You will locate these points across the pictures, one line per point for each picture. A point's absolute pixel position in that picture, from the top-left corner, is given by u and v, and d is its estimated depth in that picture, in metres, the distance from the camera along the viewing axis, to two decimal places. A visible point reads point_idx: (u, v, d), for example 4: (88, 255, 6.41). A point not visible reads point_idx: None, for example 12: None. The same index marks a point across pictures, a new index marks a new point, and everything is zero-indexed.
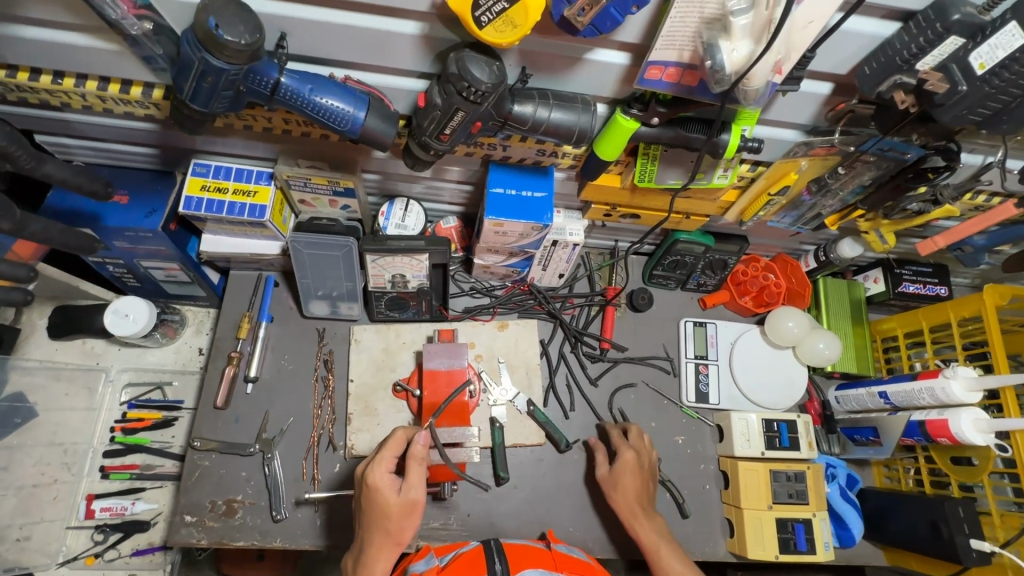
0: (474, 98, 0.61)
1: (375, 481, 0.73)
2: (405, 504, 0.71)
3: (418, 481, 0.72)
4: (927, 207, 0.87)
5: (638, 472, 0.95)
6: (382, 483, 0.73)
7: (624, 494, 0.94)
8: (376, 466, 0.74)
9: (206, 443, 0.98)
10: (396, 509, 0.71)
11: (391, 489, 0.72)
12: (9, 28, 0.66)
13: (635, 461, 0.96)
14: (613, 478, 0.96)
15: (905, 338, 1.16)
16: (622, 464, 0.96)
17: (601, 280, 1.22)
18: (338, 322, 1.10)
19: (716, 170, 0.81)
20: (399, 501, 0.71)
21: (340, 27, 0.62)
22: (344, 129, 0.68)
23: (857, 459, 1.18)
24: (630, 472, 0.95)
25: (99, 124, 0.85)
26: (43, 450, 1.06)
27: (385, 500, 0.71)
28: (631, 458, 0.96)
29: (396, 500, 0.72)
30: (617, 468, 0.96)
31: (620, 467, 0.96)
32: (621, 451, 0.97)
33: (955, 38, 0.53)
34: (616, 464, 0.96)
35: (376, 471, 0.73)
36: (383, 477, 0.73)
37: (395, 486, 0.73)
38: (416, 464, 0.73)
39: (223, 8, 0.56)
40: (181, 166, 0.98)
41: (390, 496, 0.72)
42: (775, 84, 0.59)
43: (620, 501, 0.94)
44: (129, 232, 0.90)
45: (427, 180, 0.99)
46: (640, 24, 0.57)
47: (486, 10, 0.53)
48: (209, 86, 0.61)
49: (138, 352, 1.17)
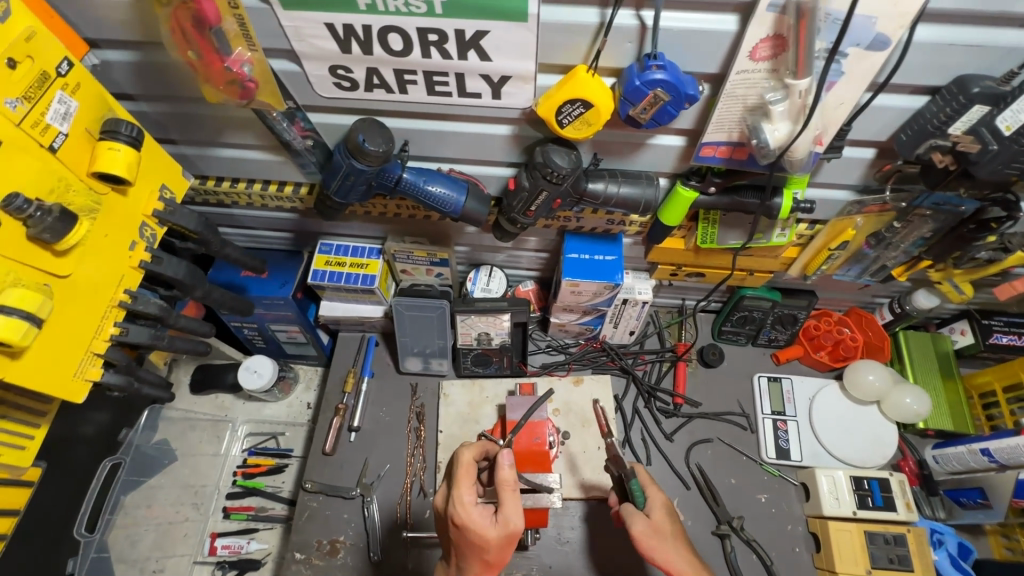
0: (556, 181, 0.74)
1: (465, 518, 0.74)
2: (505, 536, 0.73)
3: (514, 509, 0.74)
4: (998, 254, 0.88)
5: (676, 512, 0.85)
6: (474, 521, 0.73)
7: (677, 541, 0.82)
8: (462, 503, 0.74)
9: (315, 484, 1.08)
10: (499, 541, 0.73)
11: (486, 523, 0.73)
12: (211, 150, 0.89)
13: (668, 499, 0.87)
14: (656, 526, 0.83)
15: (1005, 393, 1.10)
16: (655, 500, 0.86)
17: (671, 337, 1.27)
18: (428, 378, 1.22)
19: (774, 230, 0.89)
20: (499, 534, 0.73)
21: (450, 134, 0.79)
22: (448, 211, 0.84)
23: (969, 527, 1.09)
24: (665, 506, 0.85)
25: (255, 216, 1.08)
26: (178, 490, 1.22)
27: (485, 536, 0.73)
28: (663, 496, 0.86)
29: (495, 533, 0.73)
30: (654, 509, 0.85)
31: (654, 508, 0.85)
32: (652, 490, 0.87)
33: (979, 106, 0.60)
34: (652, 504, 0.85)
35: (466, 508, 0.74)
36: (474, 514, 0.74)
37: (489, 518, 0.74)
38: (509, 493, 0.75)
39: (368, 127, 0.74)
40: (309, 246, 1.19)
41: (489, 532, 0.73)
42: (818, 153, 0.68)
43: (666, 557, 0.80)
44: (267, 300, 1.09)
45: (509, 250, 1.14)
46: (693, 115, 0.70)
47: (567, 115, 0.67)
48: (349, 184, 0.79)
49: (258, 406, 1.32)
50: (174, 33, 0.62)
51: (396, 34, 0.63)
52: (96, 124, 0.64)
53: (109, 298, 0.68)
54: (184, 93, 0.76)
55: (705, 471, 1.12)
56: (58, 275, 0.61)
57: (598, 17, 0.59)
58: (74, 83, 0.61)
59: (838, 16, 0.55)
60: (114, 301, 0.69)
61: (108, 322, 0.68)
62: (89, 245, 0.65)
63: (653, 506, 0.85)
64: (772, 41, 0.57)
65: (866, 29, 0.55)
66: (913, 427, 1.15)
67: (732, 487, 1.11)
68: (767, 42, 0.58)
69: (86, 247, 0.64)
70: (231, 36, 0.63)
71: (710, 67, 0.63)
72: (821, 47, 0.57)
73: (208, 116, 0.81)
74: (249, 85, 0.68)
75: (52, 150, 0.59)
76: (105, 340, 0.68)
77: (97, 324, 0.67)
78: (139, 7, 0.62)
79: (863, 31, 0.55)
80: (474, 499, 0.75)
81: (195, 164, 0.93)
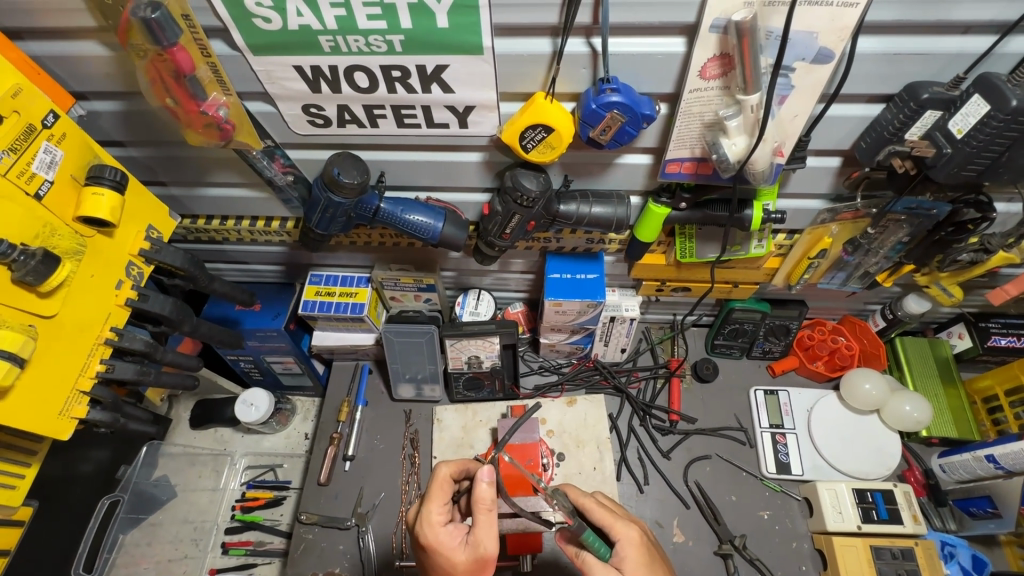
0: (527, 204, 0.76)
1: (434, 539, 0.74)
2: (474, 560, 0.72)
3: (487, 533, 0.72)
4: (979, 257, 0.86)
5: (651, 553, 0.75)
6: (443, 543, 0.73)
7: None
8: (430, 524, 0.74)
9: (310, 516, 1.07)
10: (468, 564, 0.72)
11: (456, 547, 0.73)
12: (200, 190, 0.93)
13: (642, 537, 0.76)
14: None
15: (1008, 396, 1.08)
16: (625, 546, 0.75)
17: (663, 353, 1.26)
18: (422, 404, 1.21)
19: (751, 241, 0.89)
20: (468, 558, 0.72)
21: (423, 163, 0.82)
22: (426, 237, 0.86)
23: (982, 537, 1.05)
24: (636, 552, 0.74)
25: (246, 250, 1.11)
26: (178, 527, 1.21)
27: (454, 558, 0.73)
28: (635, 534, 0.76)
29: (464, 555, 0.73)
30: (623, 560, 0.74)
31: (625, 556, 0.74)
32: (620, 530, 0.76)
33: (931, 112, 0.61)
34: (621, 549, 0.75)
35: (434, 529, 0.74)
36: (442, 535, 0.74)
37: (458, 540, 0.74)
38: (484, 513, 0.73)
39: (342, 160, 0.76)
40: (300, 278, 1.22)
41: (457, 555, 0.73)
42: (780, 164, 0.69)
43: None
44: (260, 332, 1.10)
45: (495, 273, 1.15)
46: (655, 132, 0.72)
47: (530, 140, 0.69)
48: (329, 217, 0.81)
49: (257, 439, 1.31)
50: (152, 83, 0.65)
51: (362, 72, 0.66)
52: (82, 170, 0.68)
53: (95, 336, 0.71)
54: (169, 136, 0.80)
55: (704, 490, 1.09)
56: (43, 315, 0.64)
57: (551, 46, 0.61)
58: (60, 133, 0.64)
59: (778, 33, 0.57)
60: (100, 339, 0.71)
61: (94, 360, 0.70)
62: (75, 286, 0.67)
63: (621, 556, 0.74)
64: (719, 59, 0.59)
65: (809, 43, 0.57)
66: (916, 436, 1.12)
67: (734, 505, 1.08)
68: (715, 61, 0.60)
69: (71, 288, 0.67)
70: (206, 81, 0.67)
71: (664, 88, 0.65)
72: (767, 62, 0.59)
73: (193, 157, 0.84)
74: (226, 126, 0.71)
75: (38, 198, 0.62)
76: (90, 377, 0.70)
77: (83, 361, 0.69)
78: (120, 59, 0.67)
79: (806, 45, 0.57)
80: (443, 518, 0.75)
81: (184, 204, 0.97)
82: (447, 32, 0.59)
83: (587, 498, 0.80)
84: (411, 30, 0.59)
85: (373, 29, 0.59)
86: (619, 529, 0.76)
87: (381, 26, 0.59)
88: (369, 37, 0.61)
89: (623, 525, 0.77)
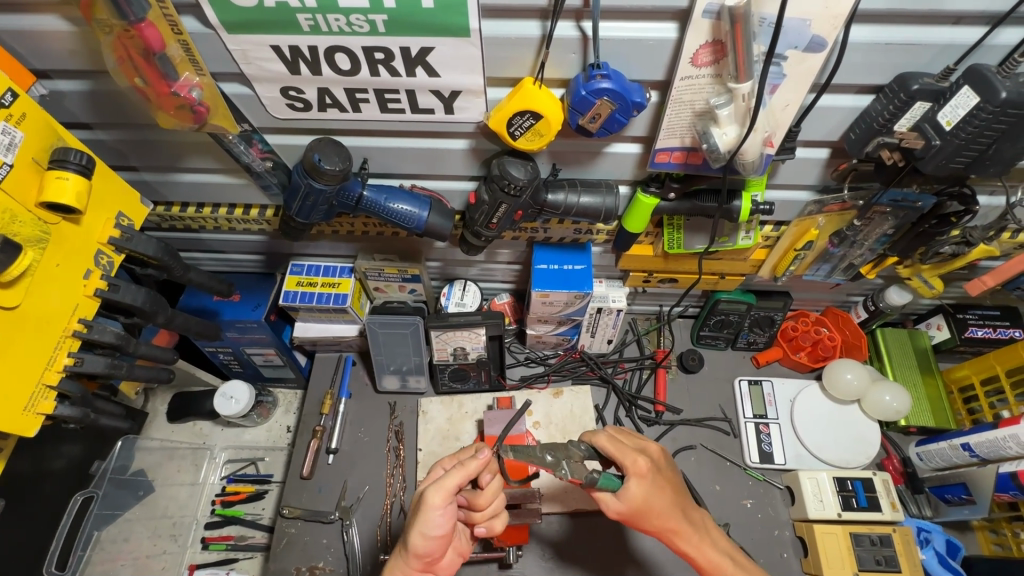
0: (514, 192, 0.74)
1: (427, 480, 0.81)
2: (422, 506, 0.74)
3: (440, 486, 0.73)
4: (961, 249, 0.87)
5: (657, 484, 0.75)
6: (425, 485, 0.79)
7: (659, 513, 0.74)
8: (432, 468, 0.82)
9: (293, 509, 1.05)
10: (418, 504, 0.75)
11: (427, 488, 0.78)
12: (173, 175, 0.89)
13: (649, 466, 0.75)
14: (633, 508, 0.74)
15: (983, 385, 1.10)
16: (632, 477, 0.75)
17: (650, 344, 1.27)
18: (407, 396, 1.20)
19: (739, 232, 0.89)
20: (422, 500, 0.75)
21: (407, 150, 0.79)
22: (411, 226, 0.84)
23: (956, 523, 1.08)
24: (643, 481, 0.74)
25: (223, 239, 1.08)
26: (155, 522, 1.18)
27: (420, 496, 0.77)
28: (643, 464, 0.75)
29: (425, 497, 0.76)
30: (628, 490, 0.74)
31: (632, 486, 0.74)
32: (627, 461, 0.75)
33: (921, 103, 0.61)
34: (628, 480, 0.75)
35: (434, 470, 0.82)
36: (431, 478, 0.80)
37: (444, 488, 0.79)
38: (453, 466, 0.75)
39: (324, 147, 0.73)
40: (281, 268, 1.18)
41: (422, 496, 0.77)
42: (770, 155, 0.68)
43: (657, 525, 0.75)
44: (239, 324, 1.07)
45: (482, 263, 1.13)
46: (645, 121, 0.70)
47: (518, 127, 0.67)
48: (310, 204, 0.78)
49: (237, 432, 1.28)
50: (119, 61, 0.62)
51: (343, 54, 0.63)
52: (44, 153, 0.64)
53: (62, 328, 0.67)
54: (140, 119, 0.77)
55: (689, 480, 1.09)
56: (4, 306, 0.61)
57: (540, 29, 0.60)
58: (19, 113, 0.61)
59: (771, 20, 0.55)
60: (67, 332, 0.68)
61: (61, 353, 0.67)
62: (39, 275, 0.64)
63: (627, 486, 0.74)
64: (711, 46, 0.58)
65: (802, 31, 0.56)
66: (895, 425, 1.14)
67: (718, 494, 1.09)
68: (707, 48, 0.58)
69: (35, 278, 0.63)
70: (177, 61, 0.63)
71: (655, 75, 0.64)
72: (759, 50, 0.58)
73: (165, 141, 0.80)
74: (199, 109, 0.68)
75: None
76: (58, 371, 0.67)
77: (50, 355, 0.66)
78: (85, 36, 0.63)
79: (799, 33, 0.56)
80: (447, 469, 0.82)
81: (157, 191, 0.93)
82: (432, 13, 0.57)
83: (599, 436, 0.79)
84: (394, 10, 0.57)
85: (354, 8, 0.57)
86: (628, 461, 0.75)
87: (363, 5, 0.56)
88: (350, 16, 0.58)
89: (631, 458, 0.76)
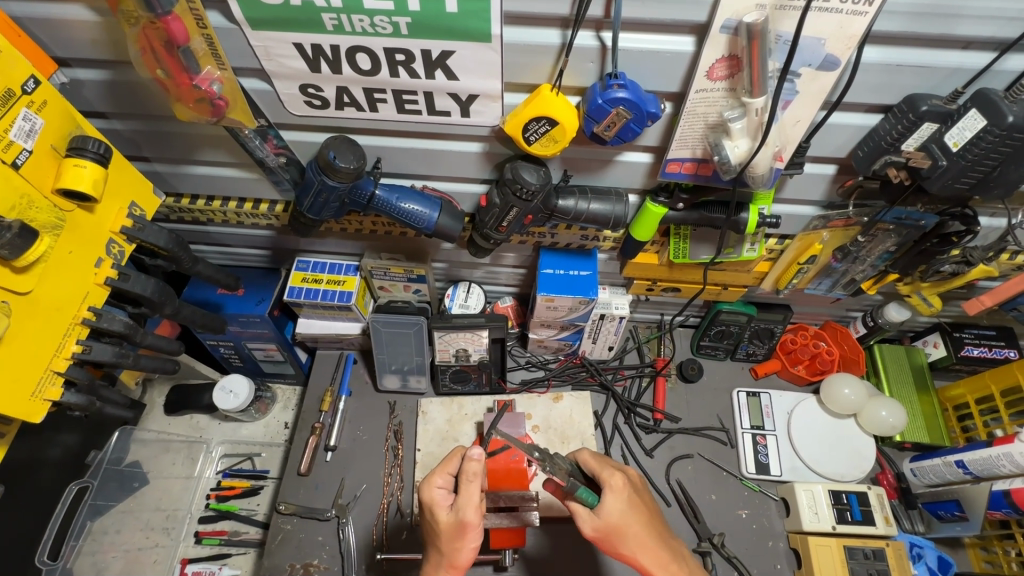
0: (526, 197, 0.75)
1: (429, 498, 0.77)
2: (457, 523, 0.73)
3: (470, 501, 0.73)
4: (960, 268, 0.89)
5: (632, 501, 0.76)
6: (437, 503, 0.76)
7: (634, 533, 0.74)
8: (429, 484, 0.77)
9: (289, 506, 1.04)
10: (450, 526, 0.74)
11: (443, 504, 0.76)
12: (185, 167, 0.90)
13: (627, 486, 0.76)
14: (607, 524, 0.75)
15: (978, 404, 1.11)
16: (610, 494, 0.76)
17: (650, 351, 1.27)
18: (407, 396, 1.20)
19: (744, 244, 0.90)
20: (451, 519, 0.74)
21: (420, 150, 0.80)
22: (421, 227, 0.85)
23: (948, 539, 1.09)
24: (619, 498, 0.75)
25: (229, 233, 1.08)
26: (149, 515, 1.17)
27: (440, 517, 0.75)
28: (620, 482, 0.76)
29: (448, 517, 0.75)
30: (605, 505, 0.75)
31: (606, 502, 0.75)
32: (605, 479, 0.77)
33: (929, 124, 0.63)
34: (605, 496, 0.76)
35: (429, 489, 0.77)
36: (437, 494, 0.76)
37: (448, 501, 0.76)
38: (467, 482, 0.74)
39: (339, 145, 0.74)
40: (286, 264, 1.19)
41: (444, 514, 0.75)
42: (780, 169, 0.69)
43: (630, 550, 0.74)
44: (243, 318, 1.06)
45: (487, 266, 1.14)
46: (657, 131, 0.71)
47: (534, 132, 0.68)
48: (322, 201, 0.79)
49: (234, 426, 1.27)
50: (142, 53, 0.63)
51: (364, 54, 0.64)
52: (63, 141, 0.65)
53: (71, 315, 0.68)
54: (157, 110, 0.77)
55: (685, 488, 1.10)
56: (17, 291, 0.61)
57: (560, 38, 0.61)
58: (40, 100, 0.61)
59: (787, 38, 0.57)
60: (76, 319, 0.68)
61: (70, 340, 0.68)
62: (52, 261, 0.64)
63: (604, 501, 0.75)
64: (727, 61, 0.59)
65: (816, 50, 0.57)
66: (890, 441, 1.15)
67: (714, 504, 1.09)
68: (723, 62, 0.59)
69: (47, 265, 0.64)
70: (200, 54, 0.64)
71: (671, 86, 0.65)
72: (774, 67, 0.59)
73: (182, 133, 0.81)
74: (218, 102, 0.69)
75: (15, 167, 0.59)
76: (66, 358, 0.67)
77: (58, 342, 0.66)
78: (109, 25, 0.64)
79: (813, 52, 0.58)
80: (442, 483, 0.78)
81: (168, 181, 0.93)
82: (457, 17, 0.58)
83: (584, 452, 0.84)
84: (419, 13, 0.58)
85: (379, 10, 0.58)
86: (606, 476, 0.77)
87: (387, 7, 0.57)
88: (374, 18, 0.59)
89: (609, 474, 0.78)
